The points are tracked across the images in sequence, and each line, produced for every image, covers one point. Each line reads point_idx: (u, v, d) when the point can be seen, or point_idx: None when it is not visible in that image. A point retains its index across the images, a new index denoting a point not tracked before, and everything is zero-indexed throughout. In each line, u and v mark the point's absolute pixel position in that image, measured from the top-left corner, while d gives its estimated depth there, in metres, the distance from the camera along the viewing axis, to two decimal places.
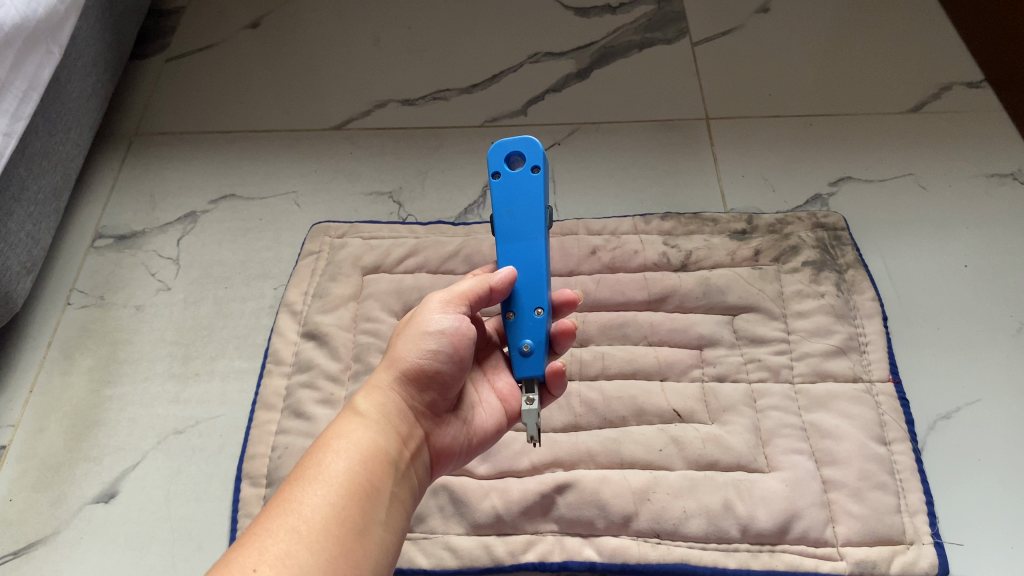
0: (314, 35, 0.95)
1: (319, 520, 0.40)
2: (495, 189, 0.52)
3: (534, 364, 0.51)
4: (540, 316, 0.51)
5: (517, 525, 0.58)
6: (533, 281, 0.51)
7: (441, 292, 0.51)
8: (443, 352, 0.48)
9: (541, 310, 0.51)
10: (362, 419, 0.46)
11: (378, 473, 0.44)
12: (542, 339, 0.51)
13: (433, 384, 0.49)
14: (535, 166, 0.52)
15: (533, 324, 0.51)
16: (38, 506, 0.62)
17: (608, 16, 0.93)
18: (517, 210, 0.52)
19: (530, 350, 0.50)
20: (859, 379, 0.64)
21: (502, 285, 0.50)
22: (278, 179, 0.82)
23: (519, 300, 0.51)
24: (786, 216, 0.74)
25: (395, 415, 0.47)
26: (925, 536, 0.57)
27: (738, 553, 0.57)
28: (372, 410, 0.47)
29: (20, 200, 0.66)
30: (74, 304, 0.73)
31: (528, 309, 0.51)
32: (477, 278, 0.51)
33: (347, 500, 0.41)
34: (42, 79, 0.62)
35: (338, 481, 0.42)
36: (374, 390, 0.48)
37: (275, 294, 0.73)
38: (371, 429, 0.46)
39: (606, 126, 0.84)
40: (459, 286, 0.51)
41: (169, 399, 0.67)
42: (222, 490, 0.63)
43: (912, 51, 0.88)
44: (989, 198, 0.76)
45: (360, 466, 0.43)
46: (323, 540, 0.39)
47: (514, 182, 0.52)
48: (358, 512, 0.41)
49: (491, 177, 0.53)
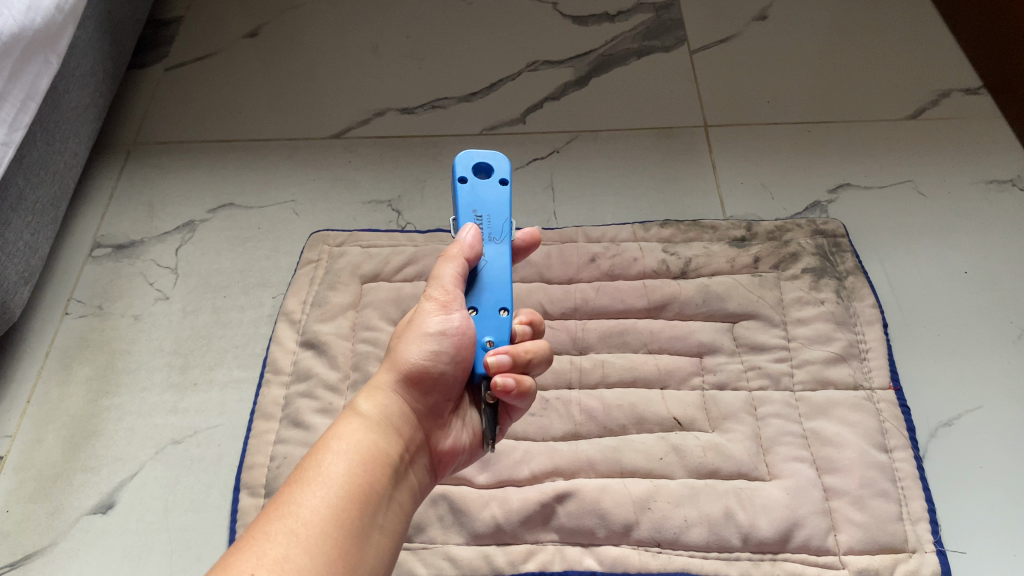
0: (312, 44, 0.95)
1: (317, 521, 0.39)
2: (502, 194, 0.52)
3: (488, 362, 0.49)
4: (504, 316, 0.50)
5: (517, 535, 0.58)
6: (496, 283, 0.50)
7: (431, 287, 0.50)
8: (444, 349, 0.48)
9: (504, 311, 0.50)
10: (365, 421, 0.45)
11: (378, 475, 0.43)
12: (504, 339, 0.49)
13: (437, 386, 0.48)
14: (462, 178, 0.52)
15: (490, 322, 0.49)
16: (35, 518, 0.61)
17: (606, 25, 0.93)
18: (481, 213, 0.52)
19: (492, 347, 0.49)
20: (860, 387, 0.63)
21: (473, 254, 0.50)
22: (277, 187, 0.81)
23: (483, 297, 0.50)
24: (785, 223, 0.74)
25: (397, 418, 0.47)
26: (927, 544, 0.56)
27: (739, 562, 0.56)
28: (374, 412, 0.46)
29: (17, 209, 0.66)
30: (72, 314, 0.73)
31: (497, 303, 0.50)
32: (448, 258, 0.49)
33: (344, 502, 0.41)
34: (40, 89, 0.62)
35: (336, 483, 0.41)
36: (376, 392, 0.47)
37: (273, 302, 0.73)
38: (371, 431, 0.45)
39: (604, 135, 0.84)
40: (442, 274, 0.49)
41: (167, 409, 0.67)
42: (220, 501, 0.62)
43: (908, 58, 0.88)
44: (988, 205, 0.76)
45: (360, 467, 0.43)
46: (322, 543, 0.38)
47: (483, 191, 0.52)
48: (356, 514, 0.41)
49: (507, 182, 0.52)
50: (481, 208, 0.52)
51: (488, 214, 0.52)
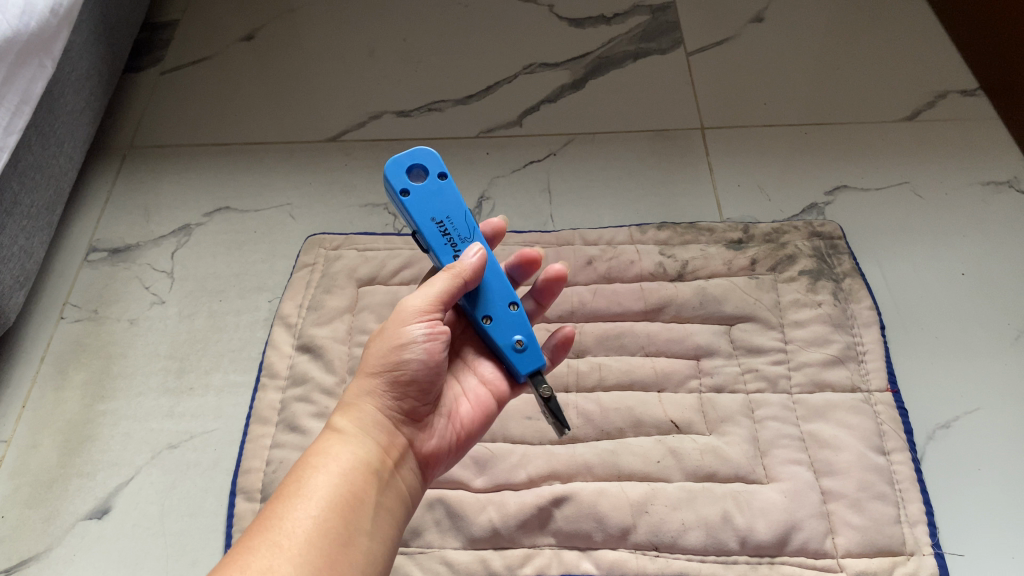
0: (308, 47, 0.95)
1: (299, 534, 0.39)
2: (446, 187, 0.51)
3: (529, 358, 0.50)
4: (517, 309, 0.50)
5: (515, 539, 0.58)
6: (496, 285, 0.51)
7: (413, 294, 0.49)
8: (418, 355, 0.47)
9: (515, 304, 0.51)
10: (342, 434, 0.45)
11: (360, 483, 0.43)
12: (528, 330, 0.50)
13: (413, 391, 0.47)
14: (403, 190, 0.50)
15: (510, 319, 0.50)
16: (30, 524, 0.61)
17: (602, 27, 0.93)
18: (440, 219, 0.51)
19: (523, 344, 0.50)
20: (858, 389, 0.63)
21: (474, 271, 0.49)
22: (273, 191, 0.81)
23: (490, 302, 0.50)
24: (781, 225, 0.74)
25: (376, 426, 0.46)
26: (926, 546, 0.56)
27: (737, 565, 0.56)
28: (352, 424, 0.46)
29: (13, 214, 0.66)
30: (67, 319, 0.73)
31: (505, 298, 0.51)
32: (448, 273, 0.48)
33: (328, 512, 0.40)
34: (35, 93, 0.62)
35: (319, 495, 0.41)
36: (352, 404, 0.47)
37: (269, 306, 0.73)
38: (350, 443, 0.45)
39: (601, 137, 0.84)
40: (431, 284, 0.48)
41: (163, 413, 0.67)
42: (216, 506, 0.62)
43: (905, 59, 0.88)
44: (985, 206, 0.76)
45: (340, 478, 0.42)
46: (306, 554, 0.38)
47: (427, 191, 0.51)
48: (339, 524, 0.40)
49: (445, 175, 0.51)
50: (434, 210, 0.51)
51: (445, 214, 0.51)
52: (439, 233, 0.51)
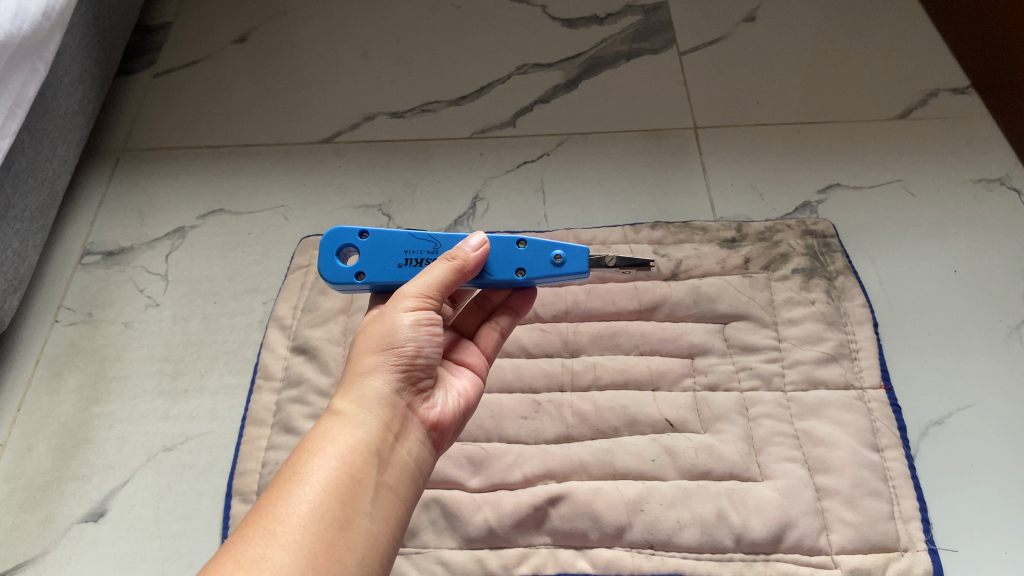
0: (301, 49, 0.95)
1: (295, 519, 0.38)
2: (374, 238, 0.53)
3: (576, 259, 0.54)
4: (527, 242, 0.54)
5: (511, 538, 0.58)
6: (499, 248, 0.53)
7: (409, 283, 0.49)
8: (418, 339, 0.47)
9: (521, 241, 0.54)
10: (340, 417, 0.44)
11: (360, 464, 0.41)
12: (550, 245, 0.54)
13: (413, 368, 0.47)
14: (358, 274, 0.52)
15: (529, 253, 0.54)
16: (27, 527, 0.61)
17: (595, 27, 0.93)
18: (402, 260, 0.53)
19: (561, 256, 0.54)
20: (851, 387, 0.63)
21: (475, 263, 0.51)
22: (267, 193, 0.81)
23: (507, 260, 0.53)
24: (774, 224, 0.74)
25: (379, 405, 0.45)
26: (919, 543, 0.56)
27: (732, 563, 0.56)
28: (353, 406, 0.44)
29: (7, 218, 0.66)
30: (62, 322, 0.73)
31: (511, 244, 0.53)
32: (444, 263, 0.49)
33: (324, 495, 0.39)
34: (28, 96, 0.62)
35: (315, 479, 0.40)
36: (353, 387, 0.45)
37: (264, 308, 0.73)
38: (351, 424, 0.43)
39: (594, 137, 0.84)
40: (430, 272, 0.49)
41: (158, 416, 0.67)
42: (211, 508, 0.62)
43: (897, 58, 0.88)
44: (977, 204, 0.76)
45: (340, 460, 0.41)
46: (300, 540, 0.37)
47: (369, 257, 0.53)
48: (338, 506, 0.39)
49: (363, 233, 0.53)
50: (393, 259, 0.53)
51: (401, 254, 0.53)
52: (417, 267, 0.53)
